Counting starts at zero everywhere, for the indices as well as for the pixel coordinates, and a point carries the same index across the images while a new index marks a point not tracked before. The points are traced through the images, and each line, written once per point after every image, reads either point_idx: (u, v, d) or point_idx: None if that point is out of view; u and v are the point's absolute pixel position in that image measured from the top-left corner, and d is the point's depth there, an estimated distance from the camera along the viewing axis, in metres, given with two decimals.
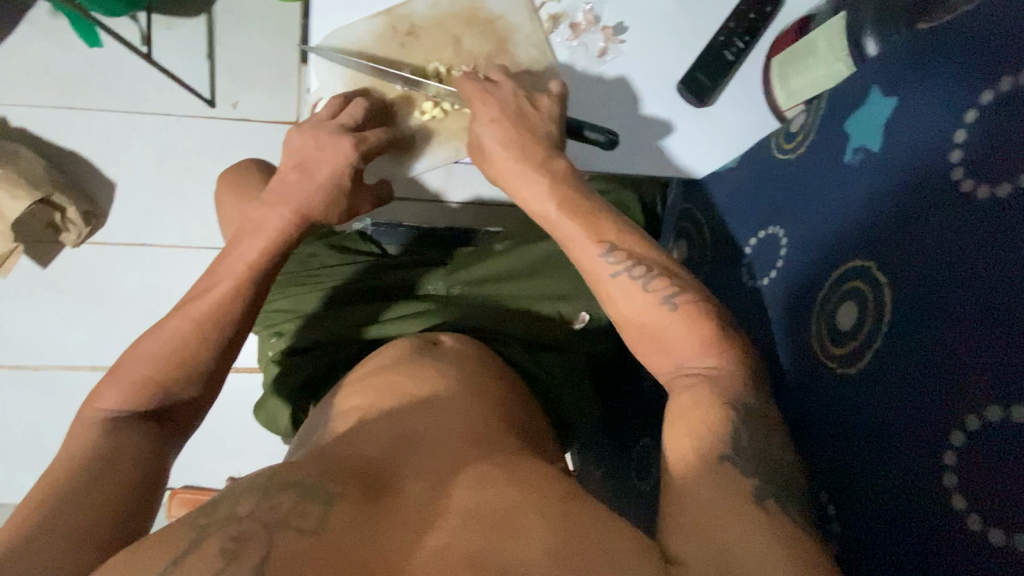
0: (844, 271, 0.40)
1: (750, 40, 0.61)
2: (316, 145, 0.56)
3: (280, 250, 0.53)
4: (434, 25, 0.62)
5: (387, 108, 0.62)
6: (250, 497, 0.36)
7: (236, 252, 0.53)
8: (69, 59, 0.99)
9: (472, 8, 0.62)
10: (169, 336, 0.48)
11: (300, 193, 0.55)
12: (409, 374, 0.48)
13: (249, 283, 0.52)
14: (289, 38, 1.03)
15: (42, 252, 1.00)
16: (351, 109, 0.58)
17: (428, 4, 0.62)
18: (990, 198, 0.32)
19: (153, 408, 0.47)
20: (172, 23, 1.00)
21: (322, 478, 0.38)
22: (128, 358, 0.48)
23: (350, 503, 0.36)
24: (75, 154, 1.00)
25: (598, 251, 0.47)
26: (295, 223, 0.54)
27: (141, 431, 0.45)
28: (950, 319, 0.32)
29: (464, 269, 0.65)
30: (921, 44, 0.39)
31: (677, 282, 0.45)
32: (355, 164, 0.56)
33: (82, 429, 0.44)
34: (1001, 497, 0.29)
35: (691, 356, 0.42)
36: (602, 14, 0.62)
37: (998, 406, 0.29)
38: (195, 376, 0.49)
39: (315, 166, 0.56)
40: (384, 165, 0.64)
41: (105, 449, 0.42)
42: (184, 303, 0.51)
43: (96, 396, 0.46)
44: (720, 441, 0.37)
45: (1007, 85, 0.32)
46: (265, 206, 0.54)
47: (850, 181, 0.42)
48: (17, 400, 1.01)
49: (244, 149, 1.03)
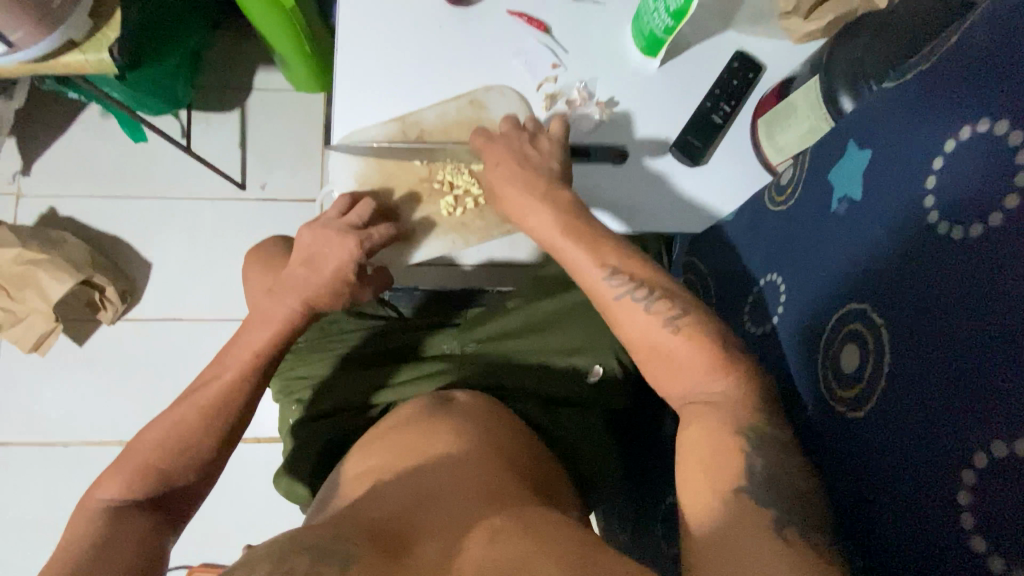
0: (843, 314, 0.41)
1: (735, 104, 0.66)
2: (322, 243, 0.61)
3: (287, 338, 0.57)
4: (440, 133, 0.67)
5: (392, 206, 0.68)
6: (264, 564, 0.35)
7: (243, 338, 0.57)
8: (116, 154, 1.10)
9: (476, 117, 0.68)
10: (174, 424, 0.51)
11: (308, 285, 0.59)
12: (424, 433, 0.49)
13: (254, 369, 0.55)
14: (313, 125, 1.12)
15: (79, 331, 1.06)
16: (359, 208, 0.63)
17: (437, 112, 0.67)
18: (964, 238, 0.33)
19: (153, 497, 0.48)
20: (209, 117, 1.11)
21: (335, 540, 0.38)
22: (131, 448, 0.50)
23: (368, 562, 0.36)
24: (116, 238, 1.08)
25: (601, 275, 0.50)
26: (301, 312, 0.58)
27: (138, 521, 0.46)
28: (946, 358, 0.32)
29: (478, 329, 0.67)
30: (886, 101, 0.41)
31: (679, 304, 0.48)
32: (359, 261, 0.61)
33: (81, 517, 0.45)
34: (1019, 535, 0.28)
35: (698, 394, 0.44)
36: (595, 91, 0.68)
37: (1002, 441, 0.29)
38: (195, 464, 0.50)
39: (322, 261, 0.61)
40: (387, 255, 0.68)
41: (102, 539, 0.43)
42: (190, 391, 0.53)
43: (97, 484, 0.48)
44: (739, 472, 0.38)
45: (966, 133, 0.34)
46: (275, 297, 0.59)
47: (839, 228, 0.43)
48: (44, 477, 1.03)
49: (270, 228, 1.10)
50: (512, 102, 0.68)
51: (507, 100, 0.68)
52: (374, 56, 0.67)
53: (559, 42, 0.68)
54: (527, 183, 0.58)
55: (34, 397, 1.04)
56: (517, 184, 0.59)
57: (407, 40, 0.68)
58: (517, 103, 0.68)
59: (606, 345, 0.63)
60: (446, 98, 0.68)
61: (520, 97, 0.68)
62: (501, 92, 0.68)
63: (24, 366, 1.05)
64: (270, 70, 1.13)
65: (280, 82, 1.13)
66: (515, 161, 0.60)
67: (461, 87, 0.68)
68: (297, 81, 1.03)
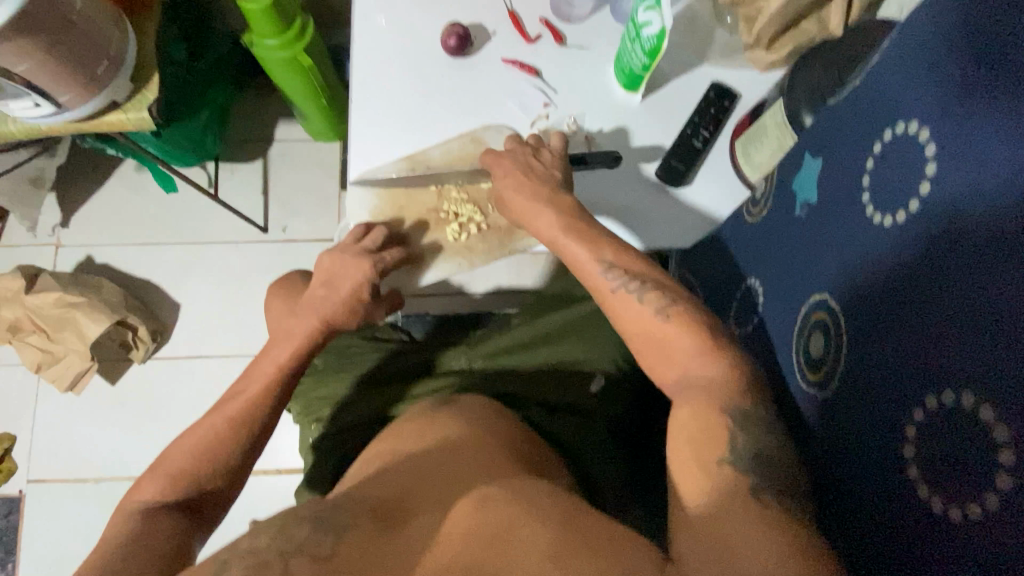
0: (811, 305, 0.45)
1: (714, 130, 0.72)
2: (340, 265, 0.67)
3: (305, 353, 0.63)
4: (446, 168, 0.74)
5: (403, 233, 0.74)
6: (268, 532, 0.40)
7: (269, 356, 0.63)
8: (150, 205, 1.20)
9: (477, 151, 0.74)
10: (205, 432, 0.56)
11: (328, 304, 0.66)
12: (428, 423, 0.53)
13: (276, 381, 0.60)
14: (329, 170, 1.21)
15: (112, 370, 1.12)
16: (373, 235, 0.70)
17: (442, 149, 0.74)
18: (896, 223, 0.37)
19: (184, 500, 0.52)
20: (234, 167, 1.21)
21: (335, 510, 0.42)
22: (166, 455, 0.55)
23: (362, 531, 0.40)
24: (148, 282, 1.16)
25: (598, 269, 0.55)
26: (322, 328, 0.64)
27: (171, 518, 0.50)
28: (887, 330, 0.36)
29: (484, 343, 0.71)
30: (829, 117, 0.47)
31: (670, 295, 0.51)
32: (372, 280, 0.67)
33: (121, 515, 0.50)
34: (952, 475, 0.31)
35: (695, 376, 0.46)
36: (584, 124, 0.74)
37: (931, 394, 0.33)
38: (224, 469, 0.55)
39: (339, 281, 0.67)
40: (397, 278, 0.74)
41: (139, 531, 0.48)
42: (220, 404, 0.59)
43: (137, 489, 0.53)
44: (724, 446, 0.41)
45: (888, 136, 0.40)
46: (297, 318, 0.65)
47: (801, 230, 0.48)
48: (75, 513, 1.06)
49: (291, 265, 1.18)
50: (509, 138, 0.75)
51: (506, 136, 0.75)
52: (383, 102, 0.75)
53: (550, 83, 0.76)
54: (526, 186, 0.63)
55: (69, 435, 1.10)
56: (523, 192, 0.63)
57: (411, 88, 0.76)
58: (514, 140, 0.75)
59: (606, 355, 0.68)
60: (449, 137, 0.75)
61: (516, 133, 0.75)
62: (499, 130, 0.75)
63: (59, 405, 1.11)
64: (290, 122, 1.23)
65: (298, 133, 1.23)
66: (520, 171, 0.65)
67: (465, 126, 0.75)
68: (315, 131, 1.12)
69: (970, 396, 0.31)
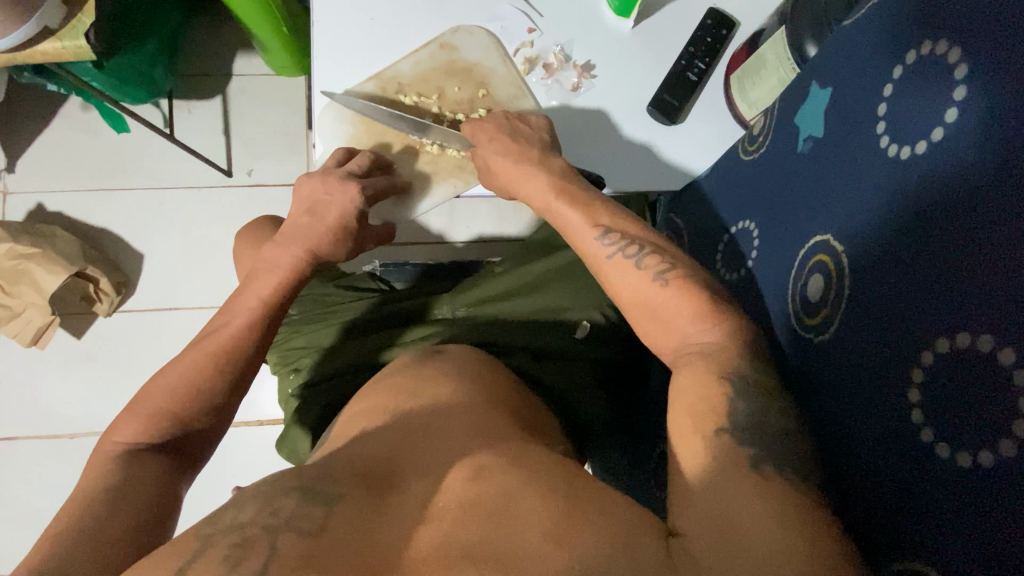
0: (809, 248, 0.43)
1: (710, 61, 0.67)
2: (324, 191, 0.63)
3: (291, 286, 0.59)
4: (418, 80, 0.68)
5: (389, 160, 0.69)
6: (253, 505, 0.38)
7: (252, 286, 0.58)
8: (101, 145, 1.10)
9: (451, 59, 0.69)
10: (186, 369, 0.52)
11: (313, 234, 0.61)
12: (417, 378, 0.51)
13: (262, 316, 0.57)
14: (297, 108, 1.13)
15: (78, 324, 1.07)
16: (357, 159, 0.66)
17: (411, 62, 0.68)
18: (913, 155, 0.35)
19: (167, 441, 0.50)
20: (192, 104, 1.11)
21: (321, 481, 0.40)
22: (143, 394, 0.52)
23: (353, 503, 0.39)
24: (107, 230, 1.09)
25: (595, 236, 0.52)
26: (307, 258, 0.60)
27: (155, 462, 0.48)
28: (896, 270, 0.35)
29: (468, 292, 0.69)
30: (840, 40, 0.43)
31: (669, 259, 0.49)
32: (360, 207, 0.63)
33: (98, 459, 0.47)
34: (961, 417, 0.31)
35: (690, 339, 0.45)
36: (572, 54, 0.69)
37: (945, 338, 0.31)
38: (208, 407, 0.52)
39: (324, 210, 0.63)
40: (388, 209, 0.71)
41: (122, 478, 0.45)
42: (197, 340, 0.55)
43: (114, 429, 0.50)
44: (720, 412, 0.40)
45: (910, 58, 0.36)
46: (280, 247, 0.60)
47: (803, 167, 0.45)
48: (53, 469, 1.04)
49: (258, 211, 1.11)
50: (481, 39, 0.69)
51: (478, 38, 0.69)
52: (351, 26, 0.68)
53: (534, 7, 0.69)
54: (516, 142, 0.60)
55: (37, 390, 1.06)
56: (507, 157, 0.60)
57: (384, 12, 0.68)
58: (488, 41, 0.69)
59: (591, 300, 0.66)
60: (417, 48, 0.69)
61: (488, 34, 0.69)
62: (469, 32, 0.69)
63: (24, 360, 1.06)
64: (251, 55, 1.13)
65: (260, 66, 1.13)
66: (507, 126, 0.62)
67: (431, 34, 0.69)
68: (279, 66, 1.03)
69: (988, 339, 0.29)
